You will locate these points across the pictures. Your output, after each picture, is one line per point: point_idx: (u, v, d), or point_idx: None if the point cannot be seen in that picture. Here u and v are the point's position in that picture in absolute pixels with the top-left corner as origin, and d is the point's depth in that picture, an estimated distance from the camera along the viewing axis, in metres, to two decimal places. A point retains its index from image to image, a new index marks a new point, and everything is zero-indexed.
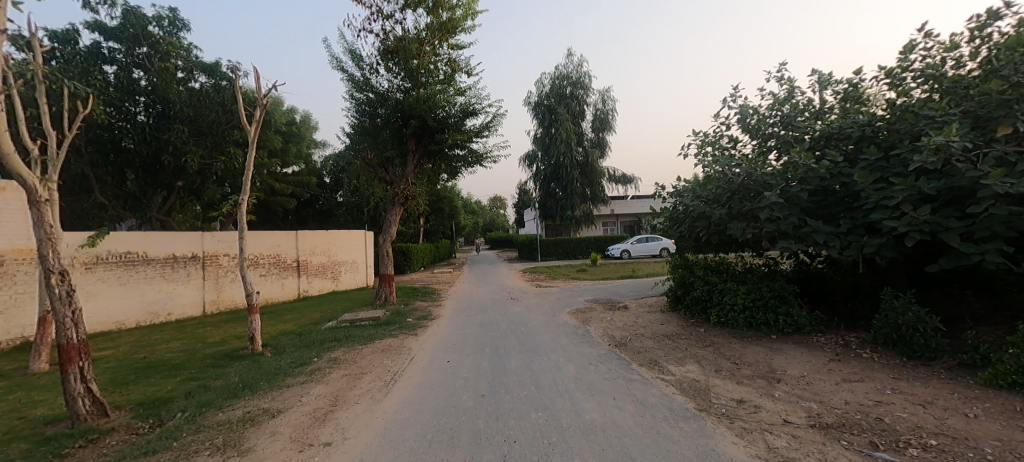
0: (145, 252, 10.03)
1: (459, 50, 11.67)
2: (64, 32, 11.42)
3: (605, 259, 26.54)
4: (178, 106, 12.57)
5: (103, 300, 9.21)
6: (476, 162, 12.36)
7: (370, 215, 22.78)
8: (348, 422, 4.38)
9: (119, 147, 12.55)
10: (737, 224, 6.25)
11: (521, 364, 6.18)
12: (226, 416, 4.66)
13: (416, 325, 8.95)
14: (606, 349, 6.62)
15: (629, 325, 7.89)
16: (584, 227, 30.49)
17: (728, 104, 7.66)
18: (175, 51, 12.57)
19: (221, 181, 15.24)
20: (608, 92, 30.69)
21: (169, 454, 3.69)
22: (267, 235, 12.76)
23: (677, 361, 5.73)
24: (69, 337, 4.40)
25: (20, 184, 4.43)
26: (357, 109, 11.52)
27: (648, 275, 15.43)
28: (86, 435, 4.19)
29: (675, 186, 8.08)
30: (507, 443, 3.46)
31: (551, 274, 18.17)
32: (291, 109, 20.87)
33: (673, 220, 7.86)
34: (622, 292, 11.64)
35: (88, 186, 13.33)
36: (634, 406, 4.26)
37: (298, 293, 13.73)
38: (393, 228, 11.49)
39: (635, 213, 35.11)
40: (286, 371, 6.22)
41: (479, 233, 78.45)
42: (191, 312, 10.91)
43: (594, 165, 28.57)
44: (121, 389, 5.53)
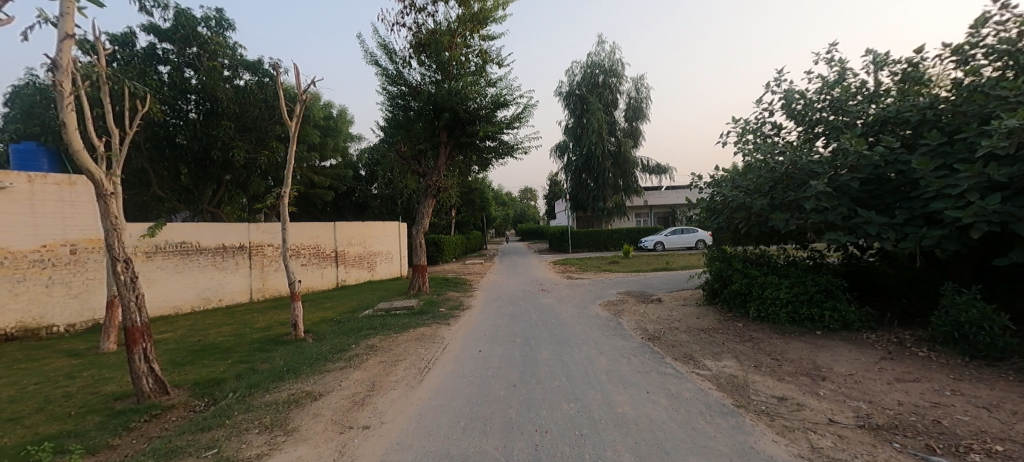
0: (198, 242, 10.62)
1: (490, 41, 11.59)
2: (124, 35, 12.18)
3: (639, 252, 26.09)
4: (225, 103, 13.07)
5: (160, 287, 9.89)
6: (507, 153, 12.34)
7: (404, 207, 23.24)
8: (385, 407, 4.54)
9: (173, 143, 13.39)
10: (779, 215, 5.96)
11: (552, 355, 6.19)
12: (273, 397, 4.94)
13: (449, 315, 9.11)
14: (639, 342, 6.54)
15: (662, 318, 7.73)
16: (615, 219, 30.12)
17: (771, 89, 7.27)
18: (222, 50, 13.05)
19: (265, 175, 15.93)
20: (642, 79, 29.91)
21: (222, 431, 3.96)
22: (307, 226, 13.27)
23: (713, 356, 5.58)
24: (133, 320, 4.81)
25: (88, 178, 4.82)
26: (390, 103, 11.67)
27: (684, 267, 15.09)
28: (150, 411, 4.60)
29: (712, 175, 7.78)
30: (539, 433, 3.49)
31: (583, 265, 18.04)
32: (328, 104, 21.47)
33: (710, 212, 7.55)
34: (656, 285, 11.42)
35: (146, 180, 14.32)
36: (669, 400, 4.20)
37: (336, 282, 14.24)
38: (426, 220, 11.62)
39: (670, 204, 34.20)
40: (327, 356, 6.51)
41: (509, 226, 78.85)
42: (239, 299, 11.54)
43: (627, 155, 28.03)
44: (179, 369, 5.96)
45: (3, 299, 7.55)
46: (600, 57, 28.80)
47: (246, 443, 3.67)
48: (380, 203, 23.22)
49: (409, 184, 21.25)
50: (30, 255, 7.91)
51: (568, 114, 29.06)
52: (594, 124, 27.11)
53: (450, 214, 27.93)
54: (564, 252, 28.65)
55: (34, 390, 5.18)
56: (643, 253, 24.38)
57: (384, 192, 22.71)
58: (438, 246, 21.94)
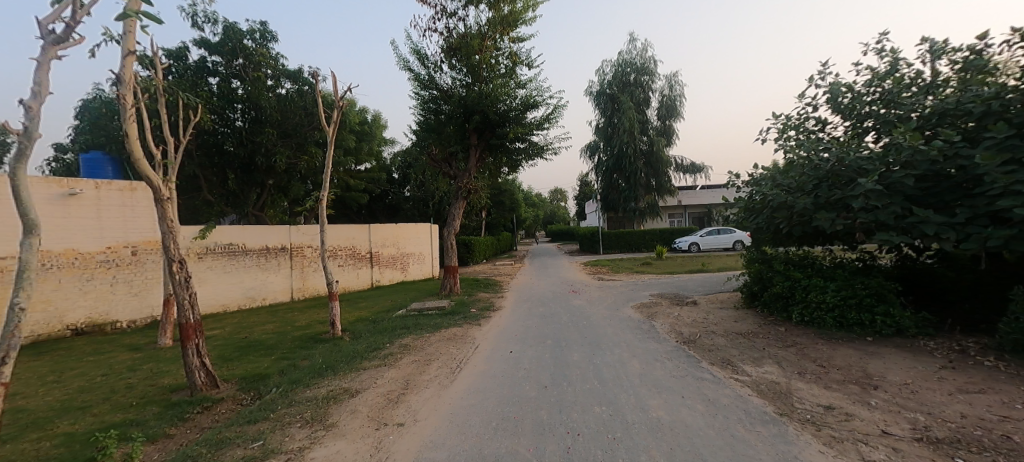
0: (244, 244, 11.18)
1: (520, 43, 11.63)
2: (178, 50, 13.00)
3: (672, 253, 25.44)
4: (269, 111, 13.71)
5: (210, 286, 10.46)
6: (537, 154, 12.33)
7: (436, 209, 23.63)
8: (418, 405, 4.63)
9: (221, 150, 14.19)
10: (824, 214, 5.67)
11: (583, 357, 6.14)
12: (313, 393, 5.13)
13: (479, 316, 9.19)
14: (673, 345, 6.39)
15: (698, 321, 7.52)
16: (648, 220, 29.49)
17: (815, 82, 6.96)
18: (265, 60, 13.67)
19: (303, 179, 16.59)
20: (676, 76, 29.24)
21: (267, 424, 4.15)
22: (343, 228, 13.71)
23: (753, 362, 5.38)
24: (187, 317, 5.13)
25: (148, 184, 5.17)
26: (422, 107, 11.88)
27: (722, 269, 14.63)
28: (203, 403, 4.89)
29: (751, 174, 7.50)
30: (570, 435, 3.47)
31: (614, 267, 17.79)
32: (363, 110, 22.14)
33: (748, 211, 7.28)
34: (692, 287, 11.12)
35: (196, 185, 15.23)
36: (705, 406, 4.08)
37: (371, 282, 14.65)
38: (456, 221, 11.76)
39: (706, 204, 33.21)
40: (363, 354, 6.71)
41: (538, 227, 78.80)
42: (281, 298, 12.06)
43: (659, 154, 27.45)
44: (227, 364, 6.29)
45: (74, 296, 8.21)
46: (631, 55, 28.39)
47: (289, 436, 3.84)
48: (412, 206, 23.71)
49: (441, 187, 21.60)
50: (97, 256, 8.56)
51: (599, 114, 28.74)
52: (625, 123, 26.71)
53: (481, 215, 28.18)
54: (594, 253, 28.32)
55: (101, 381, 5.60)
56: (677, 254, 23.73)
57: (416, 195, 23.17)
58: (469, 247, 22.18)
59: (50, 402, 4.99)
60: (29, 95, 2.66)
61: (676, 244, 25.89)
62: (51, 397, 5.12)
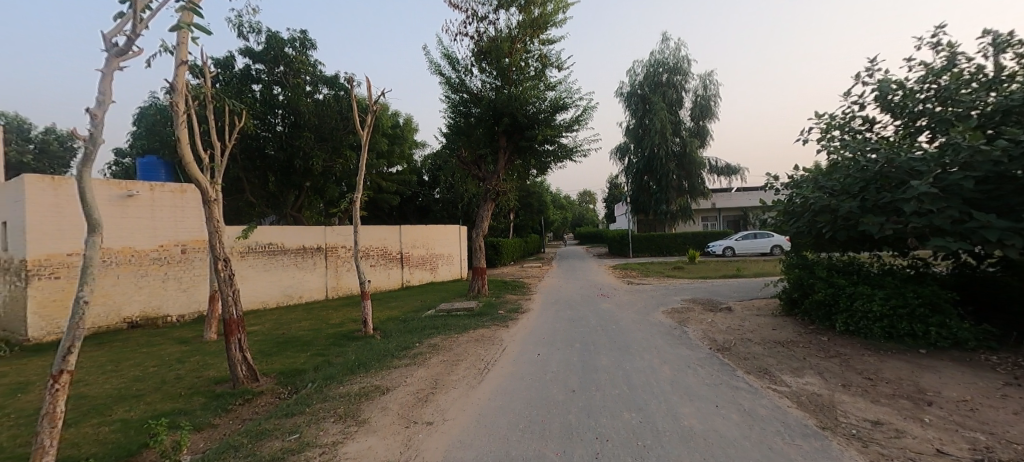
0: (282, 243, 11.65)
1: (550, 45, 11.62)
2: (225, 59, 13.73)
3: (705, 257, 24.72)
4: (307, 116, 14.22)
5: (250, 284, 10.96)
6: (566, 156, 12.27)
7: (465, 211, 23.89)
8: (447, 404, 4.68)
9: (263, 154, 14.87)
10: (872, 219, 5.38)
11: (612, 362, 6.05)
12: (346, 389, 5.28)
13: (507, 317, 9.22)
14: (706, 352, 6.20)
15: (733, 328, 7.27)
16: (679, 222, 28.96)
17: (862, 79, 6.62)
18: (304, 67, 14.16)
19: (338, 181, 16.95)
20: (710, 76, 28.53)
21: (303, 418, 4.30)
22: (375, 229, 14.06)
23: (793, 372, 5.15)
24: (230, 313, 5.39)
25: (197, 186, 5.47)
26: (452, 110, 12.05)
27: (759, 274, 14.10)
28: (244, 395, 5.12)
29: (791, 176, 7.21)
30: (599, 441, 3.42)
31: (644, 270, 17.46)
32: (396, 113, 22.69)
33: (788, 215, 7.00)
34: (726, 292, 10.76)
35: (239, 187, 16.02)
36: (741, 416, 3.93)
37: (401, 282, 14.95)
38: (485, 223, 11.85)
39: (741, 207, 32.13)
40: (394, 353, 6.85)
41: (565, 229, 78.38)
42: (316, 296, 12.48)
43: (692, 155, 26.87)
44: (267, 358, 6.57)
45: (130, 291, 8.78)
46: (664, 54, 27.92)
47: (324, 430, 3.96)
48: (442, 207, 24.08)
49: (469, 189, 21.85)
50: (150, 254, 9.12)
51: (629, 115, 28.26)
52: (656, 124, 26.23)
53: (508, 217, 28.31)
54: (623, 256, 27.89)
55: (152, 372, 5.96)
56: (710, 259, 23.05)
57: (446, 197, 23.53)
58: (497, 249, 22.33)
59: (108, 389, 5.34)
60: (95, 104, 2.84)
61: (709, 248, 25.15)
62: (110, 384, 5.50)
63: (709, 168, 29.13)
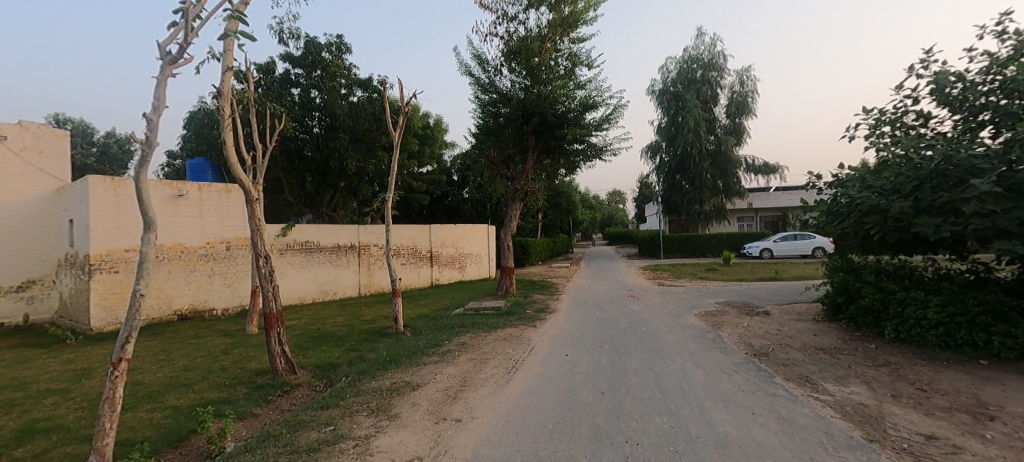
0: (318, 242, 12.06)
1: (580, 43, 11.52)
2: (266, 64, 14.36)
3: (741, 259, 23.88)
4: (342, 118, 14.67)
5: (288, 280, 11.41)
6: (595, 155, 12.15)
7: (494, 211, 24.05)
8: (475, 403, 4.72)
9: (301, 155, 15.47)
10: (925, 220, 5.05)
11: (643, 365, 5.94)
12: (378, 384, 5.41)
13: (535, 317, 9.20)
14: (742, 357, 5.99)
15: (771, 332, 7.00)
16: (714, 223, 28.18)
17: (916, 71, 6.22)
18: (340, 71, 14.61)
19: (371, 182, 17.21)
20: (747, 71, 27.58)
21: (337, 410, 4.44)
22: (406, 228, 14.35)
23: (837, 380, 4.90)
24: (270, 308, 5.63)
25: (241, 186, 5.73)
26: (481, 110, 12.14)
27: (800, 277, 13.50)
28: (283, 387, 5.33)
29: (836, 174, 6.87)
30: (629, 444, 3.36)
31: (676, 272, 17.06)
32: (426, 114, 23.08)
33: (832, 215, 6.67)
34: (764, 296, 10.36)
35: (278, 188, 16.71)
36: (779, 425, 3.77)
37: (431, 281, 15.18)
38: (513, 223, 11.87)
39: (780, 207, 30.89)
40: (424, 350, 6.97)
41: (593, 229, 77.58)
42: (350, 293, 12.85)
43: (728, 154, 26.12)
44: (304, 352, 6.82)
45: (180, 285, 9.32)
46: (699, 50, 27.23)
47: (357, 423, 4.07)
48: (471, 207, 24.32)
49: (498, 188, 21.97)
50: (199, 251, 9.65)
51: (661, 113, 27.64)
52: (689, 122, 25.60)
53: (536, 217, 28.29)
54: (653, 257, 27.33)
55: (200, 362, 6.30)
56: (746, 261, 22.28)
57: (475, 196, 23.75)
58: (526, 249, 22.37)
59: (161, 377, 5.69)
60: (151, 108, 3.01)
61: (745, 249, 24.21)
62: (163, 373, 5.85)
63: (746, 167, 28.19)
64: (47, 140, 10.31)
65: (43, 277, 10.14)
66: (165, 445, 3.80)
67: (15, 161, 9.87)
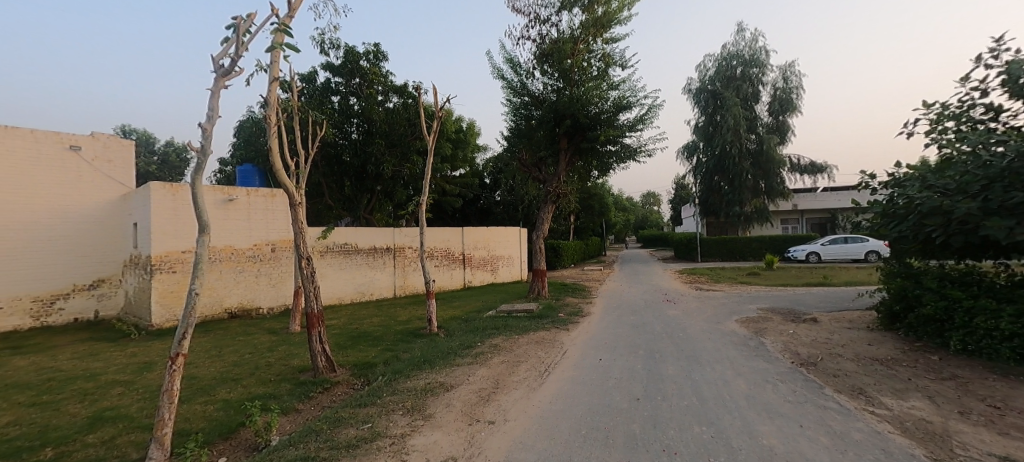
0: (356, 244, 12.47)
1: (614, 43, 11.39)
2: (308, 74, 15.01)
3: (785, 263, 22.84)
4: (379, 124, 15.13)
5: (329, 281, 11.85)
6: (629, 156, 11.94)
7: (526, 213, 24.07)
8: (508, 405, 4.72)
9: (340, 160, 16.06)
10: (996, 222, 4.65)
11: (680, 371, 5.76)
12: (413, 384, 5.51)
13: (567, 320, 9.13)
14: (788, 367, 5.70)
15: (820, 341, 6.62)
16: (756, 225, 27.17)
17: (985, 62, 5.76)
18: (377, 78, 15.06)
19: (406, 185, 17.59)
20: (791, 66, 26.45)
21: (375, 408, 4.55)
22: (439, 231, 14.60)
23: (895, 394, 4.57)
24: (311, 307, 5.85)
25: (286, 190, 6.00)
26: (513, 114, 12.17)
27: (853, 282, 12.76)
28: (324, 384, 5.52)
29: (892, 174, 6.46)
30: (667, 454, 3.26)
31: (715, 276, 16.51)
32: (460, 118, 23.42)
33: (887, 217, 6.26)
34: (812, 302, 9.84)
35: (318, 192, 17.41)
36: (830, 439, 3.56)
37: (463, 283, 15.36)
38: (545, 225, 11.84)
39: (829, 208, 29.33)
40: (457, 351, 7.05)
41: (625, 232, 76.24)
42: (386, 294, 13.18)
43: (771, 153, 25.09)
44: (343, 351, 7.05)
45: (230, 285, 9.87)
46: (739, 46, 26.37)
47: (392, 422, 4.15)
48: (503, 210, 24.46)
49: (530, 191, 22.00)
50: (247, 252, 10.18)
51: (699, 112, 26.81)
52: (727, 121, 24.78)
53: (568, 220, 28.13)
54: (689, 260, 26.54)
55: (247, 358, 6.63)
56: (791, 265, 21.27)
57: (507, 199, 23.96)
58: (558, 252, 22.29)
59: (213, 372, 6.02)
60: (207, 119, 3.21)
61: (790, 253, 23.13)
62: (215, 368, 6.20)
63: (791, 167, 27.00)
64: (115, 149, 11.18)
65: (111, 276, 10.96)
66: (217, 436, 4.01)
67: (89, 170, 10.76)
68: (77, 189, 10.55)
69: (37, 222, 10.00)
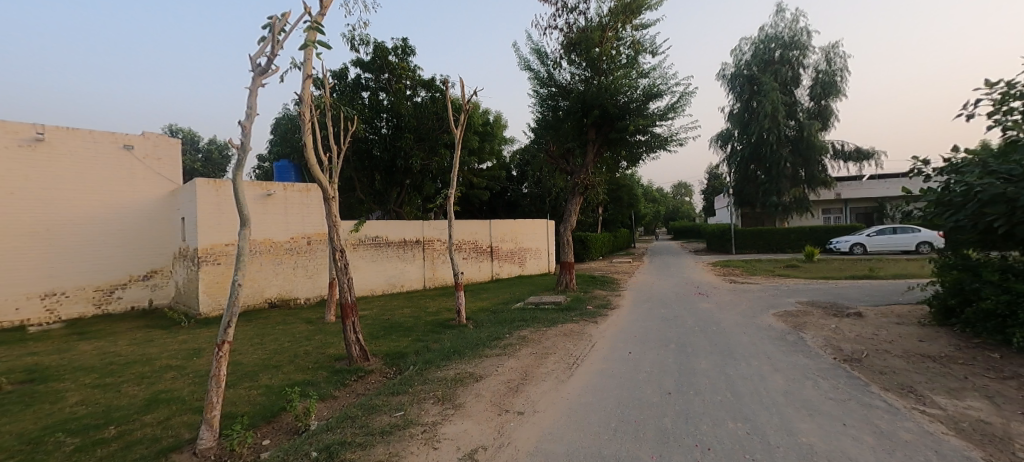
0: (387, 237, 12.75)
1: (644, 30, 11.10)
2: (339, 71, 15.37)
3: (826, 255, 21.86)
4: (407, 118, 15.36)
5: (362, 273, 12.19)
6: (660, 146, 11.66)
7: (554, 205, 23.94)
8: (537, 396, 4.74)
9: (371, 155, 16.43)
10: None
11: (714, 366, 5.61)
12: (443, 374, 5.61)
13: (596, 313, 9.06)
14: (830, 363, 5.46)
15: (864, 337, 6.31)
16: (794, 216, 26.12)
17: None
18: (405, 73, 15.26)
19: (435, 179, 17.85)
20: (835, 47, 25.06)
21: (406, 397, 4.66)
22: (467, 224, 14.74)
23: (949, 393, 4.31)
24: (345, 298, 6.04)
25: (319, 184, 6.18)
26: (540, 105, 12.06)
27: (903, 275, 12.07)
28: (358, 372, 5.70)
29: (949, 159, 6.04)
30: (700, 449, 3.19)
31: (750, 268, 15.97)
32: (487, 111, 23.43)
33: (942, 206, 5.87)
34: (857, 295, 9.38)
35: (350, 186, 17.90)
36: (876, 439, 3.39)
37: (491, 275, 15.49)
38: (573, 217, 11.74)
39: (876, 196, 27.82)
40: (485, 342, 7.12)
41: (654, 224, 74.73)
42: (416, 286, 13.46)
43: (812, 140, 23.98)
44: (376, 341, 7.25)
45: (270, 276, 10.32)
46: (779, 28, 25.17)
47: (424, 410, 4.25)
48: (530, 202, 24.42)
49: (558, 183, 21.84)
50: (284, 245, 10.59)
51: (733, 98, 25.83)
52: (764, 107, 23.78)
53: (596, 212, 27.82)
54: (722, 252, 25.80)
55: (287, 346, 6.93)
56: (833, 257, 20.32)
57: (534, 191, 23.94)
58: (586, 244, 22.13)
59: (256, 359, 6.33)
60: (245, 117, 3.35)
61: (832, 245, 22.26)
62: (258, 355, 6.51)
63: (835, 153, 25.66)
64: (163, 148, 11.81)
65: (163, 267, 11.64)
66: (261, 419, 4.22)
67: (140, 167, 11.42)
68: (131, 186, 11.24)
69: (96, 217, 10.71)
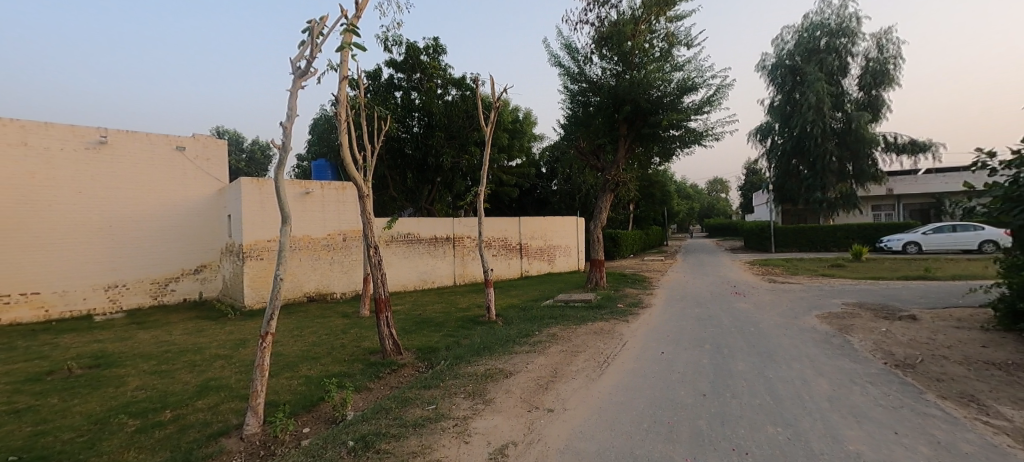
0: (418, 234, 12.99)
1: (678, 21, 10.80)
2: (372, 71, 15.76)
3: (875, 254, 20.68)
4: (438, 117, 15.60)
5: (394, 268, 12.49)
6: (694, 141, 11.32)
7: (584, 202, 23.68)
8: (567, 394, 4.72)
9: (403, 153, 16.78)
10: None
11: (751, 368, 5.41)
12: (473, 369, 5.67)
13: (627, 312, 8.91)
14: (879, 368, 5.16)
15: (918, 341, 5.92)
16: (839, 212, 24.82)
17: None
18: (436, 72, 15.47)
19: (465, 176, 18.06)
20: (888, 33, 23.62)
21: (438, 391, 4.75)
22: (496, 221, 14.81)
23: (1016, 404, 3.99)
24: (379, 293, 6.20)
25: (356, 183, 6.36)
26: (571, 101, 11.95)
27: (964, 275, 11.27)
28: (392, 366, 5.85)
29: (1018, 150, 5.56)
30: (737, 453, 3.09)
31: (791, 268, 15.29)
32: (517, 109, 23.41)
33: (1010, 202, 5.42)
34: (910, 297, 8.82)
35: (382, 184, 18.33)
36: (932, 450, 3.19)
37: (520, 272, 15.52)
38: (604, 214, 11.60)
39: (932, 190, 26.12)
40: (515, 339, 7.15)
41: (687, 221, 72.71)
42: (447, 282, 13.66)
43: (860, 133, 22.72)
44: (408, 335, 7.41)
45: (308, 271, 10.73)
46: (825, 15, 23.93)
47: (456, 405, 4.31)
48: (559, 199, 24.25)
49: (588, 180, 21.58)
50: (321, 241, 10.97)
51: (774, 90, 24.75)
52: (807, 99, 22.69)
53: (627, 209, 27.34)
54: (759, 251, 24.84)
55: (324, 339, 7.19)
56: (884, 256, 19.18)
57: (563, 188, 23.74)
58: (616, 242, 21.79)
59: (296, 350, 6.60)
60: (287, 118, 3.48)
61: (883, 243, 21.10)
62: (297, 346, 6.79)
63: (886, 146, 24.14)
64: (212, 149, 12.44)
65: (212, 262, 12.30)
66: (301, 408, 4.40)
67: (192, 167, 12.10)
68: (184, 185, 11.94)
69: (152, 214, 11.44)
